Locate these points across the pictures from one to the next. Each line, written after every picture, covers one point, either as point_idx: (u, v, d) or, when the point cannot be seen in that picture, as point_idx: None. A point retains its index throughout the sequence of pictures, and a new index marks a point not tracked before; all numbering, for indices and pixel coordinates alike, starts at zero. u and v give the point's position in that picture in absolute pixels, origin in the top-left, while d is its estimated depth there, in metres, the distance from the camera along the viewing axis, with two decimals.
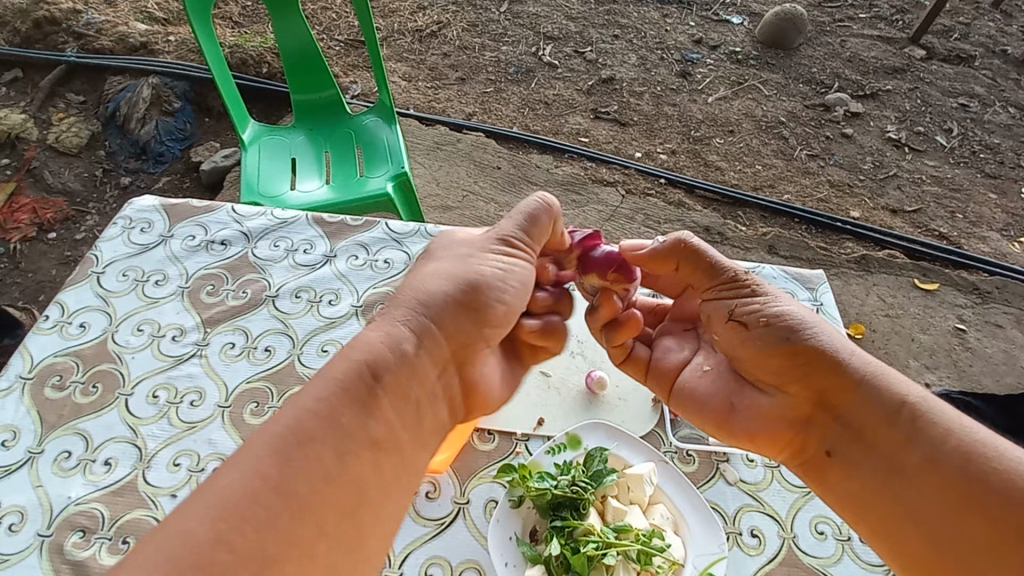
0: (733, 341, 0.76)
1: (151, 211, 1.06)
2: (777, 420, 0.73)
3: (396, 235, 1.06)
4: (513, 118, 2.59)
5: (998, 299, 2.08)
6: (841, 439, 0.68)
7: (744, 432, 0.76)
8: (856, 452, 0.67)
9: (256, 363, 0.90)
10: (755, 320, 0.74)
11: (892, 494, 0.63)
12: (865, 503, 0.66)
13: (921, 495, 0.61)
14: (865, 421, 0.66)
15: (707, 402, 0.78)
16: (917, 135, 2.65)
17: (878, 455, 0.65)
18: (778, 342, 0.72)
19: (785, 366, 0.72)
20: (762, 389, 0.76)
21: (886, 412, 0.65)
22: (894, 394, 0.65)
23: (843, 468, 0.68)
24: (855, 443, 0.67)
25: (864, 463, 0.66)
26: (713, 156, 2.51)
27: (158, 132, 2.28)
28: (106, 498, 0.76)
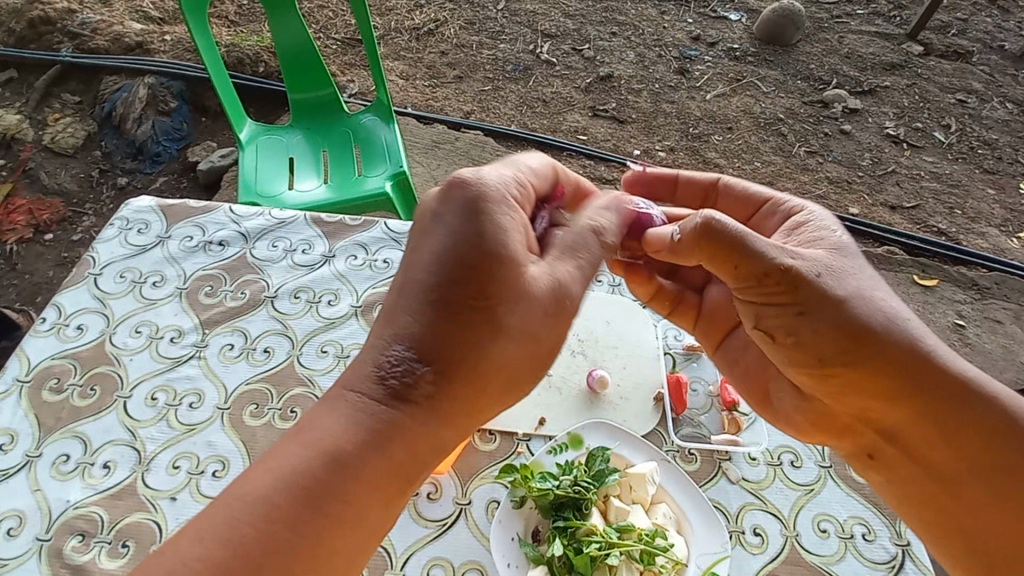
0: (765, 346, 0.74)
1: (148, 211, 1.06)
2: (817, 415, 0.76)
3: (395, 234, 1.06)
4: (511, 116, 2.58)
5: (996, 295, 2.10)
6: (885, 448, 0.70)
7: (781, 415, 0.81)
8: (905, 463, 0.69)
9: (254, 364, 0.89)
10: (782, 336, 0.71)
11: (940, 506, 0.67)
12: (912, 501, 0.70)
13: (970, 512, 0.65)
14: (914, 439, 0.66)
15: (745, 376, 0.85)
16: (915, 131, 2.65)
17: (933, 470, 0.66)
18: (814, 364, 0.69)
19: (829, 382, 0.69)
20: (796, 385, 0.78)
21: (957, 429, 0.63)
22: (968, 412, 0.63)
23: (886, 471, 0.71)
24: (908, 454, 0.68)
25: (911, 468, 0.69)
26: (712, 153, 2.51)
27: (154, 132, 2.27)
28: (104, 501, 0.75)
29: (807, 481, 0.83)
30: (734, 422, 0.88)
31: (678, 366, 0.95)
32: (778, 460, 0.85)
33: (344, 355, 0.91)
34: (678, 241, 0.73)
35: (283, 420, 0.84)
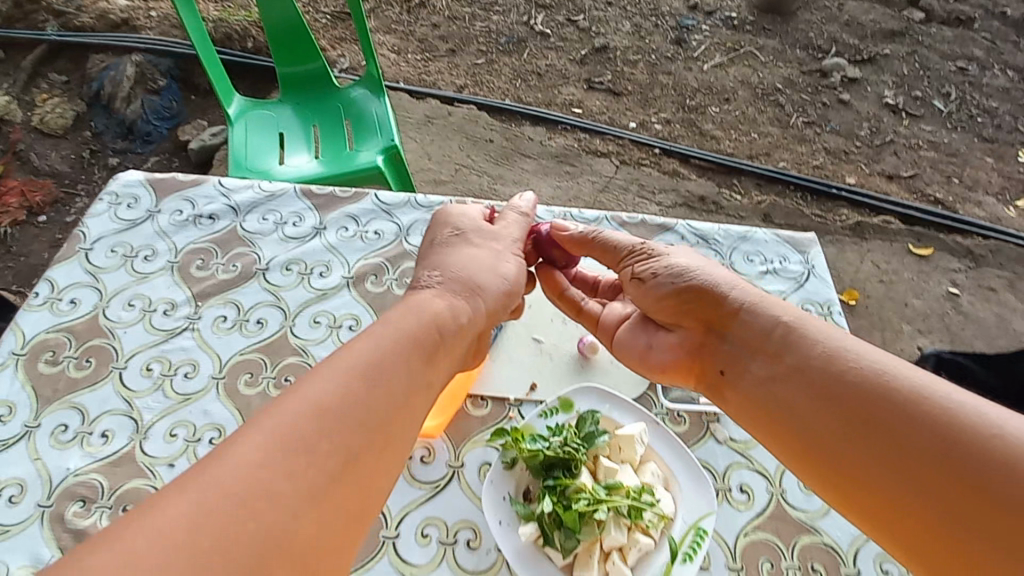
0: (639, 292, 0.85)
1: (138, 186, 1.05)
2: (682, 352, 0.80)
3: (386, 206, 1.06)
4: (505, 90, 2.54)
5: (991, 262, 2.12)
6: (728, 358, 0.74)
7: (654, 364, 0.82)
8: (743, 368, 0.71)
9: (248, 335, 0.90)
10: (648, 273, 0.84)
11: (785, 413, 0.65)
12: (762, 413, 0.68)
13: (812, 407, 0.63)
14: (751, 341, 0.71)
15: (627, 344, 0.86)
16: (914, 100, 2.61)
17: (763, 370, 0.69)
18: (673, 286, 0.81)
19: (686, 301, 0.79)
20: (672, 331, 0.82)
21: (764, 330, 0.71)
22: (772, 317, 0.71)
23: (733, 384, 0.72)
24: (740, 358, 0.72)
25: (786, 404, 0.65)
26: (710, 125, 2.48)
27: (144, 110, 2.24)
28: (104, 469, 0.77)
29: None
30: None
31: None
32: None
33: (337, 325, 0.92)
34: (570, 236, 0.93)
35: (277, 389, 0.85)
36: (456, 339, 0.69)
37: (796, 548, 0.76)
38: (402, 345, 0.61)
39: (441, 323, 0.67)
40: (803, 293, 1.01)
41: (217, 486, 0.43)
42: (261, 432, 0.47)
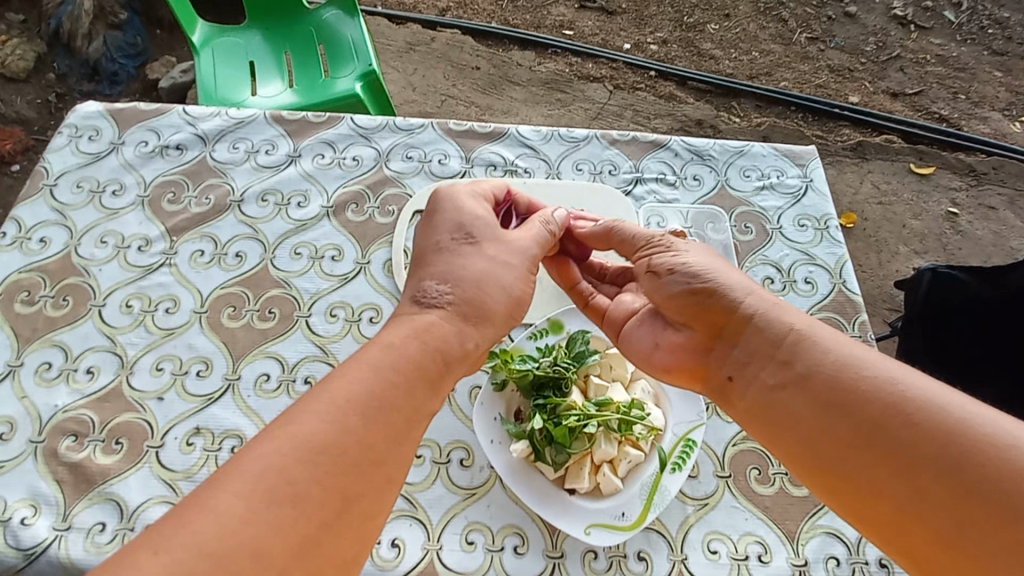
0: (650, 287, 0.76)
1: (97, 117, 0.99)
2: (688, 354, 0.72)
3: (363, 130, 1.00)
4: (490, 12, 2.38)
5: (992, 180, 2.07)
6: (737, 363, 0.66)
7: (658, 363, 0.74)
8: (748, 374, 0.65)
9: (227, 269, 0.87)
10: (665, 267, 0.75)
11: (786, 420, 0.60)
12: (765, 424, 0.62)
13: (815, 416, 0.57)
14: (761, 348, 0.64)
15: (634, 340, 0.77)
16: (924, 10, 2.46)
17: (767, 377, 0.63)
18: (684, 286, 0.72)
19: (694, 301, 0.71)
20: (680, 330, 0.74)
21: (774, 337, 0.63)
22: (782, 324, 0.64)
23: (739, 391, 0.66)
24: (744, 365, 0.65)
25: (792, 415, 0.59)
26: (708, 44, 2.34)
27: (107, 48, 2.10)
28: (93, 405, 0.76)
29: None
30: None
31: None
32: None
33: (319, 256, 0.89)
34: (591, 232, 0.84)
35: (262, 321, 0.83)
36: (462, 366, 0.61)
37: None
38: (395, 378, 0.53)
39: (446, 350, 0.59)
40: (799, 208, 0.97)
41: (186, 543, 0.39)
42: (247, 470, 0.44)
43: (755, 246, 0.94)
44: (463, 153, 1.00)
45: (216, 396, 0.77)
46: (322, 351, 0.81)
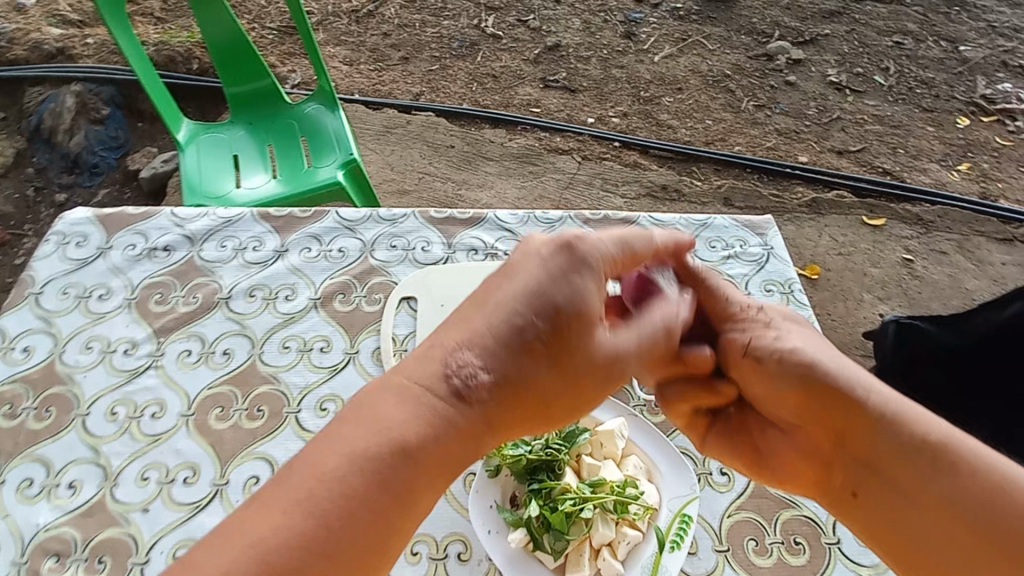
0: (751, 376, 0.71)
1: (85, 223, 1.01)
2: (804, 455, 0.67)
3: (348, 222, 1.04)
4: (462, 94, 2.53)
5: (940, 227, 2.22)
6: (863, 478, 0.60)
7: (771, 474, 0.71)
8: (874, 488, 0.59)
9: (215, 368, 0.87)
10: (766, 354, 0.69)
11: (908, 539, 0.56)
12: (884, 536, 0.58)
13: (944, 538, 0.53)
14: (883, 455, 0.58)
15: (730, 441, 0.75)
16: (856, 76, 2.71)
17: (898, 490, 0.57)
18: (797, 375, 0.66)
19: (790, 400, 0.67)
20: (784, 429, 0.70)
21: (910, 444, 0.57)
22: (915, 432, 0.57)
23: (866, 498, 0.59)
24: (869, 469, 0.59)
25: (933, 535, 0.54)
26: (665, 115, 2.53)
27: (89, 142, 2.17)
28: (75, 520, 0.74)
29: None
30: None
31: None
32: None
33: (307, 348, 0.90)
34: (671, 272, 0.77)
35: (251, 420, 0.83)
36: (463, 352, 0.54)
37: (778, 524, 0.78)
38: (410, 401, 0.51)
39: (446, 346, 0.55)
40: (764, 274, 1.03)
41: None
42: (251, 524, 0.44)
43: None
44: (444, 239, 1.04)
45: (204, 503, 0.76)
46: None
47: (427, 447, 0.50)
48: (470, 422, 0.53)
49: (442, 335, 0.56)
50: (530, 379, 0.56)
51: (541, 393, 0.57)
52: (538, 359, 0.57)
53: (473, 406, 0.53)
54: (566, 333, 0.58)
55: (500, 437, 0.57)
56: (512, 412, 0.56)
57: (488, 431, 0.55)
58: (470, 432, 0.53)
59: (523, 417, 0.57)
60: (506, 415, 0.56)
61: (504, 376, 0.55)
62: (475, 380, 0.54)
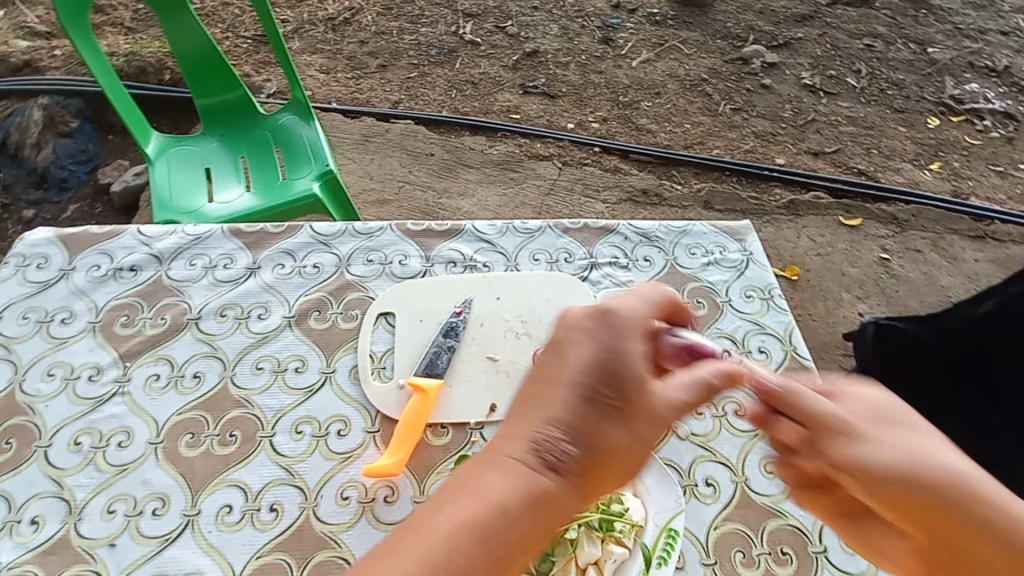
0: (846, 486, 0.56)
1: (46, 244, 0.97)
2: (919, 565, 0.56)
3: (323, 237, 1.02)
4: (441, 102, 2.52)
5: (914, 226, 2.26)
6: None
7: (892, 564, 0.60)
8: None
9: (184, 392, 0.84)
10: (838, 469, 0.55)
11: None
12: None
13: None
14: None
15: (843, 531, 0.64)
16: (829, 79, 2.76)
17: None
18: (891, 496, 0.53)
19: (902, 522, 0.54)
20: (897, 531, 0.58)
21: None
22: None
23: None
24: None
25: None
26: (644, 119, 2.54)
27: (57, 156, 2.10)
28: (36, 559, 0.70)
29: (750, 427, 0.87)
30: None
31: None
32: (722, 411, 0.88)
33: (282, 369, 0.88)
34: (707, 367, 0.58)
35: (223, 446, 0.80)
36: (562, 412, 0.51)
37: (764, 533, 0.78)
38: (511, 465, 0.49)
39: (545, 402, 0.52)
40: (744, 280, 1.03)
41: None
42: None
43: (710, 320, 0.98)
44: (422, 252, 1.02)
45: (173, 536, 0.72)
46: (289, 473, 0.78)
47: (526, 518, 0.47)
48: (566, 491, 0.49)
49: (542, 392, 0.53)
50: (617, 442, 0.51)
51: (631, 454, 0.52)
52: (614, 418, 0.52)
53: (565, 478, 0.50)
54: (632, 389, 0.53)
55: (595, 500, 0.52)
56: (604, 478, 0.52)
57: (581, 498, 0.51)
58: (563, 506, 0.49)
59: (615, 479, 0.53)
60: (604, 481, 0.52)
61: (589, 442, 0.51)
62: (561, 451, 0.50)
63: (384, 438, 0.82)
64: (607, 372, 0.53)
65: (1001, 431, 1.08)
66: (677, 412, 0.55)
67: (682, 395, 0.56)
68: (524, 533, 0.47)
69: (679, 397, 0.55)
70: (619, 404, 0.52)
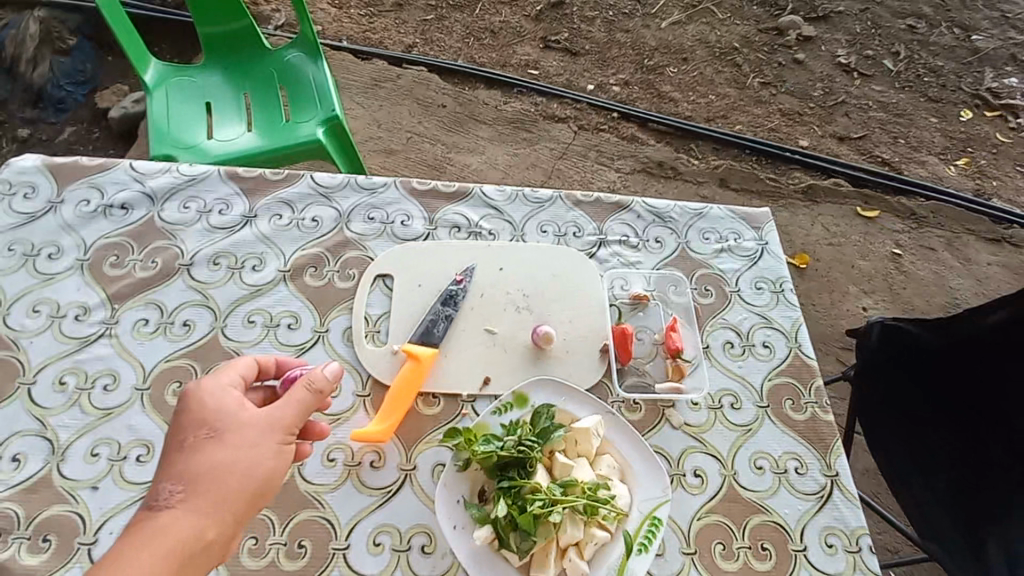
0: None
1: (34, 172, 0.93)
2: None
3: (323, 189, 0.98)
4: (457, 49, 2.40)
5: (931, 223, 2.20)
6: None
7: None
8: None
9: (174, 339, 0.82)
10: None
11: None
12: None
13: None
14: None
15: None
16: (865, 59, 2.62)
17: None
18: None
19: None
20: None
21: None
22: None
23: None
24: None
25: None
26: (667, 86, 2.43)
27: (54, 75, 2.00)
28: (18, 496, 0.70)
29: (745, 422, 0.86)
30: (678, 369, 0.87)
31: (624, 317, 0.92)
32: (719, 403, 0.87)
33: (274, 324, 0.85)
34: None
35: None
36: (205, 459, 0.58)
37: (747, 529, 0.78)
38: (169, 518, 0.55)
39: (184, 453, 0.59)
40: (756, 271, 1.00)
41: None
42: None
43: (716, 309, 0.95)
44: (426, 213, 0.98)
45: None
46: None
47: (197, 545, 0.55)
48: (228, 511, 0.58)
49: (179, 453, 0.59)
50: (215, 461, 0.59)
51: (237, 469, 0.59)
52: (213, 444, 0.60)
53: (171, 511, 0.56)
54: (218, 419, 0.61)
55: (236, 517, 0.58)
56: (228, 493, 0.58)
57: (215, 513, 0.57)
58: (186, 530, 0.55)
59: (244, 494, 0.59)
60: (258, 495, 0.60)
61: (192, 472, 0.58)
62: (166, 491, 0.57)
63: (373, 404, 0.82)
64: (198, 414, 0.61)
65: (992, 443, 1.09)
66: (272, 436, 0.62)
67: (276, 414, 0.63)
68: (136, 568, 0.51)
69: (270, 422, 0.62)
70: (212, 433, 0.60)
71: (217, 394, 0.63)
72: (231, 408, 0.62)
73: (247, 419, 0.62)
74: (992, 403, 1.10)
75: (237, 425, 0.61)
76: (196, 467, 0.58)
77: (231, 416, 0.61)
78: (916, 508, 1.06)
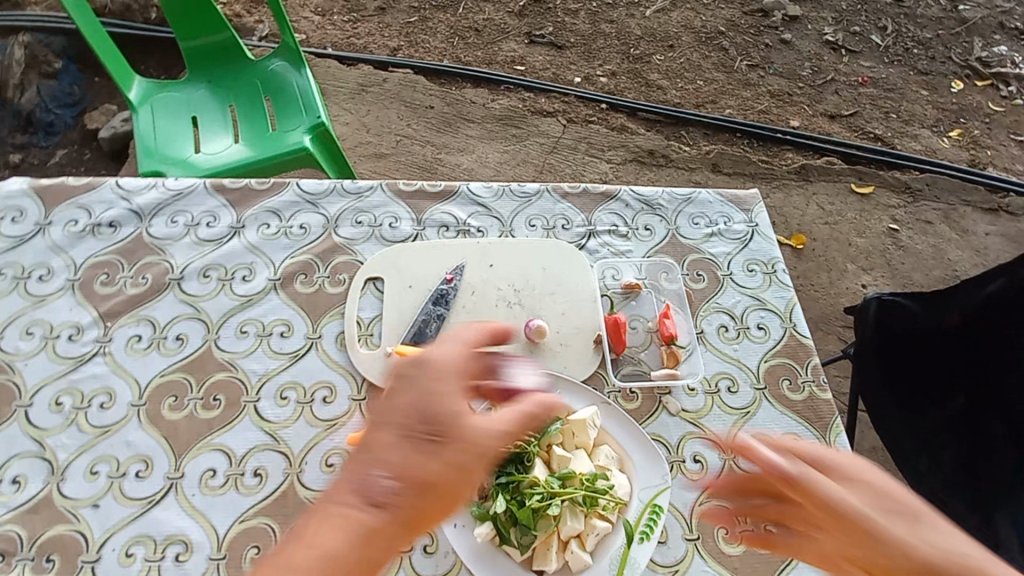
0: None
1: (20, 195, 0.93)
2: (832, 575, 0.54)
3: (310, 196, 0.97)
4: (442, 50, 2.39)
5: (927, 196, 2.19)
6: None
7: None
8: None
9: (168, 354, 0.82)
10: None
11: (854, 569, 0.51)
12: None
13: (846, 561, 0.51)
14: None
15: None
16: (853, 35, 2.60)
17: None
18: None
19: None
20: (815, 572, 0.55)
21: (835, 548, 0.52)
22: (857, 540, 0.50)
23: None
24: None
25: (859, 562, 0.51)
26: (655, 75, 2.42)
27: (41, 98, 2.00)
28: (20, 518, 0.70)
29: (743, 404, 0.86)
30: (673, 355, 0.87)
31: (616, 307, 0.92)
32: (716, 387, 0.87)
33: (267, 333, 0.85)
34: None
35: (207, 410, 0.79)
36: (425, 462, 0.52)
37: None
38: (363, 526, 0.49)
39: (404, 444, 0.52)
40: (747, 253, 1.00)
41: None
42: None
43: (709, 294, 0.95)
44: (413, 214, 0.98)
45: (157, 498, 0.73)
46: (273, 439, 0.78)
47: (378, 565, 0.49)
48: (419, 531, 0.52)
49: (398, 442, 0.53)
50: (436, 468, 0.52)
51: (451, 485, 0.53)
52: (439, 447, 0.53)
53: (379, 511, 0.50)
54: (448, 417, 0.54)
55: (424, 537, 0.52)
56: (427, 505, 0.51)
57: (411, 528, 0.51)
58: (383, 541, 0.49)
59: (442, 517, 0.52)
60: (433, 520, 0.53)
61: (409, 472, 0.51)
62: (376, 485, 0.51)
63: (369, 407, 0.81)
64: (428, 404, 0.54)
65: (989, 420, 1.09)
66: (500, 438, 0.56)
67: (503, 427, 0.56)
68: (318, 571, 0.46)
69: (499, 425, 0.56)
70: (438, 437, 0.53)
71: (453, 387, 0.56)
72: (454, 409, 0.55)
73: (477, 430, 0.55)
74: (986, 384, 1.11)
75: (463, 433, 0.54)
76: (417, 467, 0.52)
77: (449, 421, 0.54)
78: (922, 485, 1.05)
